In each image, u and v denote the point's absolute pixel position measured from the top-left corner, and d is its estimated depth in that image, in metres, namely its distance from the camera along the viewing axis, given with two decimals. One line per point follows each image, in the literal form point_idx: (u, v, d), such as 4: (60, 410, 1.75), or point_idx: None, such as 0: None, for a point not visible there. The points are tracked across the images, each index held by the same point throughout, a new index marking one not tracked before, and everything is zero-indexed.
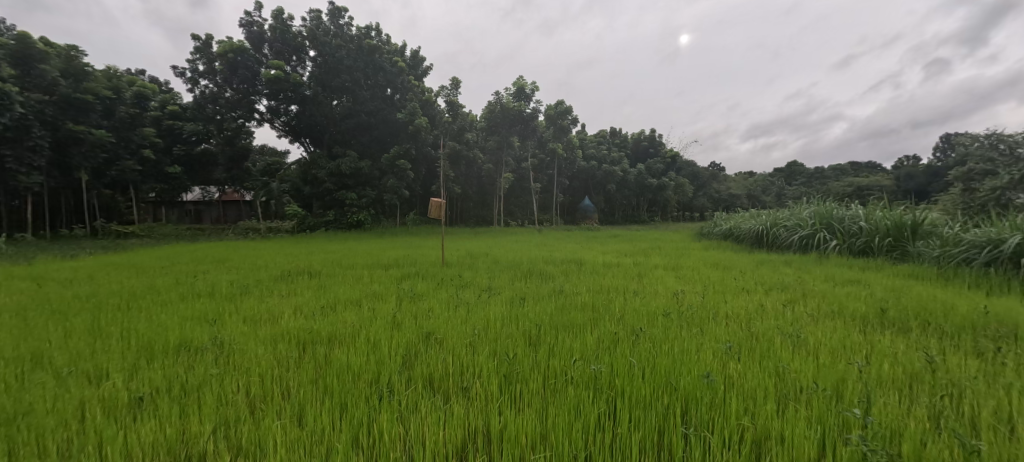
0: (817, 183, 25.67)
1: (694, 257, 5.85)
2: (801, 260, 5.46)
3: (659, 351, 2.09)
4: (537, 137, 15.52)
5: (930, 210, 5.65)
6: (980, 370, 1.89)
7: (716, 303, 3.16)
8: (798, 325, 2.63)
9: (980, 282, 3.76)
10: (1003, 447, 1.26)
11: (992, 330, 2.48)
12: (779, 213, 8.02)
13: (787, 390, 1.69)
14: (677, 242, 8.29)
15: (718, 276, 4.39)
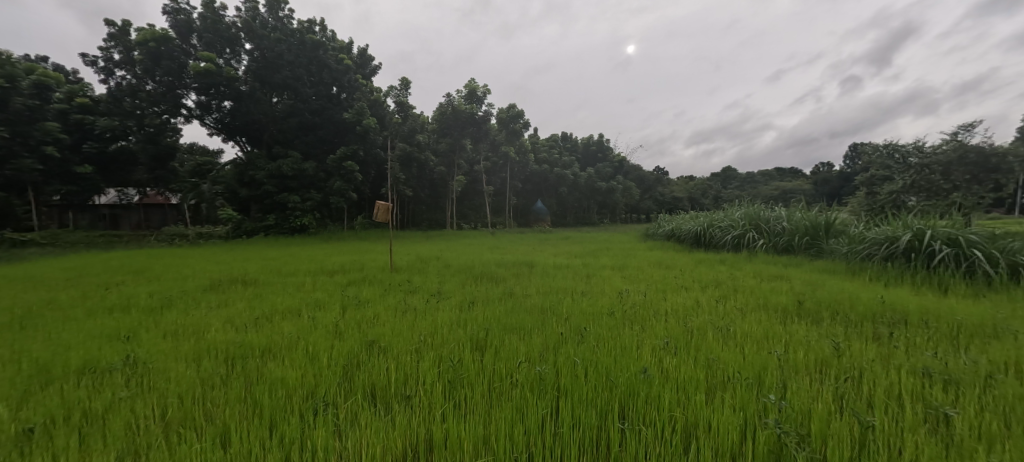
0: (750, 186, 27.59)
1: (640, 257, 6.10)
2: (734, 258, 5.87)
3: (601, 349, 2.17)
4: (489, 140, 15.49)
5: (840, 212, 6.29)
6: (878, 353, 2.12)
7: (656, 301, 3.33)
8: (728, 319, 2.83)
9: (879, 274, 4.24)
10: (897, 420, 1.42)
11: (888, 317, 2.80)
12: (714, 215, 8.57)
13: (714, 380, 1.81)
14: (627, 243, 8.60)
15: (660, 275, 4.60)
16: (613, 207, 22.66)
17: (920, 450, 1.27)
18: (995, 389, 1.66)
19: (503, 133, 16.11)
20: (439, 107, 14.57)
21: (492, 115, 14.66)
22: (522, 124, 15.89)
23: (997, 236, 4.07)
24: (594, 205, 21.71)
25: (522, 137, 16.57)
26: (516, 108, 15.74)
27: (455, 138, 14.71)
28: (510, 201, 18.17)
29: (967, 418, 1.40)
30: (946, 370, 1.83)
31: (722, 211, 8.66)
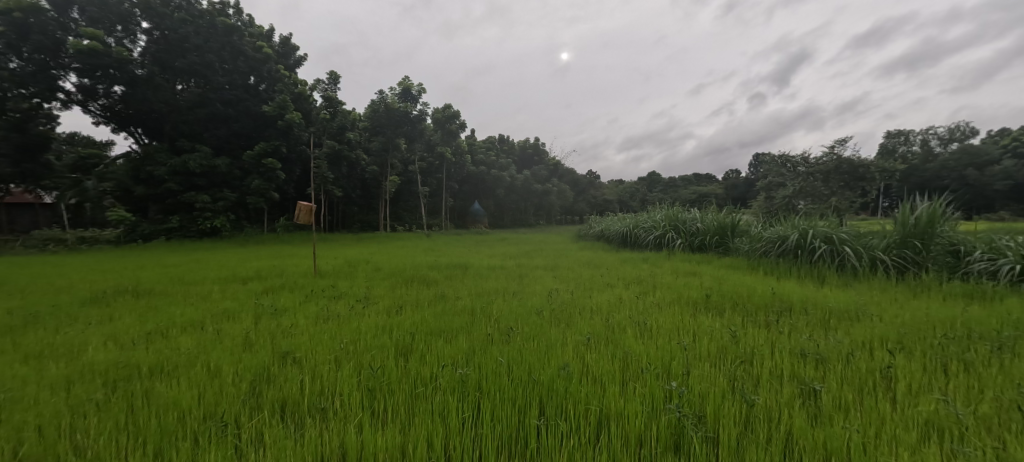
0: (673, 189, 29.65)
1: (572, 257, 6.31)
2: (656, 257, 6.26)
3: (525, 349, 2.21)
4: (425, 140, 15.10)
5: (743, 214, 6.97)
6: (767, 338, 2.39)
7: (584, 299, 3.46)
8: (646, 314, 3.01)
9: (774, 269, 4.77)
10: (778, 397, 1.61)
11: (777, 307, 3.16)
12: (639, 217, 9.11)
13: (628, 372, 1.92)
14: (562, 244, 8.82)
15: (589, 274, 4.79)
16: (549, 210, 23.14)
17: (794, 420, 1.45)
18: (855, 364, 1.94)
19: (439, 133, 15.96)
20: (372, 103, 14.02)
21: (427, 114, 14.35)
22: (458, 125, 15.76)
23: (862, 234, 4.74)
24: (530, 206, 22.01)
25: (457, 138, 16.44)
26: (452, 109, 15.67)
27: (389, 136, 13.92)
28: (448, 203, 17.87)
29: (831, 391, 1.62)
30: (819, 350, 2.11)
31: (645, 212, 9.22)
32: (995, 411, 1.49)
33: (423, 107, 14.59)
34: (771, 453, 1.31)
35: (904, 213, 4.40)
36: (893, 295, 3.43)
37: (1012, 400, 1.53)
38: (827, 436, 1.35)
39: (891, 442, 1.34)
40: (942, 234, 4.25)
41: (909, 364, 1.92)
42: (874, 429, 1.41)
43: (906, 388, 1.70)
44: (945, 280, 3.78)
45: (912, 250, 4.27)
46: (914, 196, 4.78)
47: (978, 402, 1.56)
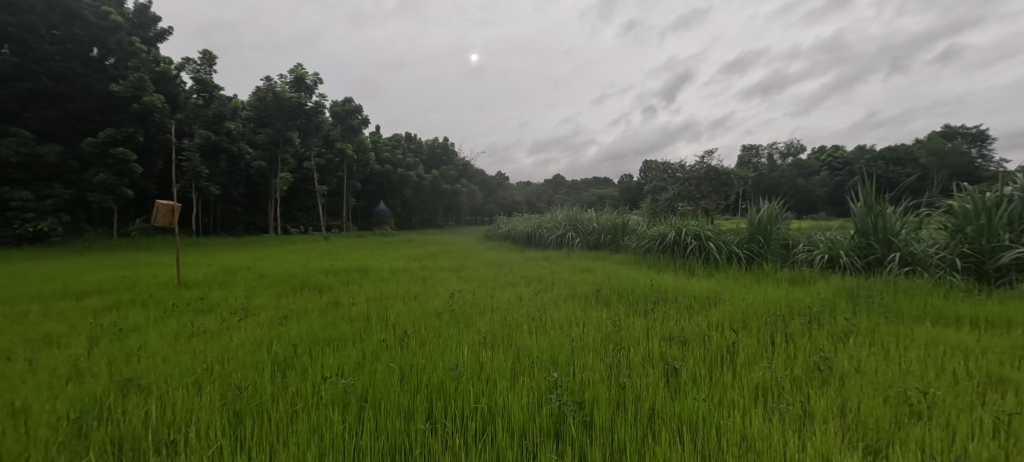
0: (576, 191, 31.29)
1: (477, 257, 6.34)
2: (556, 255, 6.58)
3: (418, 352, 2.16)
4: (321, 134, 13.92)
5: (631, 215, 7.61)
6: (644, 325, 2.64)
7: (484, 299, 3.49)
8: (543, 310, 3.13)
9: (655, 263, 5.31)
10: (647, 378, 1.79)
11: (655, 297, 3.51)
12: (542, 217, 9.49)
13: (518, 367, 1.99)
14: (465, 244, 8.81)
15: (492, 273, 4.85)
16: (461, 210, 22.45)
17: (658, 397, 1.62)
18: (710, 343, 2.24)
19: (339, 128, 14.87)
20: (257, 91, 12.51)
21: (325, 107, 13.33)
22: (360, 120, 14.93)
23: (722, 231, 5.49)
24: (439, 207, 21.40)
25: (359, 134, 15.44)
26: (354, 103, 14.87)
27: (279, 128, 12.63)
28: (349, 202, 16.73)
29: (688, 369, 1.86)
30: (684, 334, 2.39)
31: (548, 213, 9.62)
32: (805, 372, 1.84)
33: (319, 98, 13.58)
34: (638, 427, 1.45)
35: (751, 214, 5.20)
36: (744, 283, 4.04)
37: (815, 361, 1.91)
38: (681, 406, 1.55)
39: (730, 405, 1.59)
40: (778, 231, 5.10)
41: (749, 339, 2.28)
42: (719, 396, 1.64)
43: (744, 359, 2.02)
44: (778, 268, 4.56)
45: (757, 245, 5.06)
46: (761, 199, 5.65)
47: (794, 366, 1.91)
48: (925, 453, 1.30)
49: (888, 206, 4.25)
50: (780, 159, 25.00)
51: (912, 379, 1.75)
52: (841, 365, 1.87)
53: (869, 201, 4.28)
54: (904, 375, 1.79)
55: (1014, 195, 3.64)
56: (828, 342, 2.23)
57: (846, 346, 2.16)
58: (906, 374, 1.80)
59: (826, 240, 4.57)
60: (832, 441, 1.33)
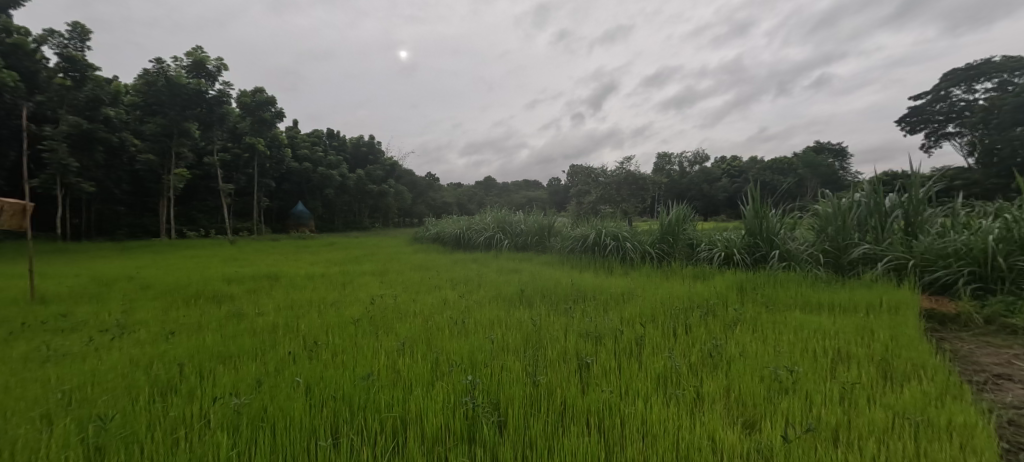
0: (505, 193, 31.36)
1: (403, 260, 6.14)
2: (484, 257, 6.55)
3: (328, 363, 2.04)
4: (225, 127, 12.49)
5: (557, 217, 7.83)
6: (563, 323, 2.73)
7: (407, 303, 3.38)
8: (467, 313, 3.11)
9: (577, 263, 5.52)
10: (559, 374, 1.85)
11: (575, 296, 3.64)
12: (470, 219, 9.39)
13: (434, 371, 1.96)
14: (390, 247, 8.46)
15: (418, 277, 4.72)
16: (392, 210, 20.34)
17: (568, 392, 1.68)
18: (622, 338, 2.37)
19: (248, 121, 13.27)
20: (144, 73, 10.81)
21: (229, 96, 12.02)
22: (273, 112, 13.69)
23: (637, 232, 5.87)
24: (365, 207, 19.57)
25: (273, 129, 13.87)
26: (265, 93, 13.39)
27: (173, 117, 11.11)
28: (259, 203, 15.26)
29: (598, 364, 1.96)
30: (598, 330, 2.51)
31: (478, 215, 9.55)
32: (700, 359, 2.03)
33: (223, 86, 12.26)
34: (549, 423, 1.49)
35: (662, 217, 5.63)
36: (655, 279, 4.34)
37: (708, 350, 2.11)
38: (590, 400, 1.62)
39: (633, 394, 1.70)
40: (685, 232, 5.53)
41: (655, 332, 2.46)
42: (625, 387, 1.75)
43: (649, 350, 2.18)
44: (684, 265, 4.97)
45: (666, 244, 5.48)
46: (672, 202, 6.10)
47: (691, 355, 2.09)
48: (788, 422, 1.50)
49: (770, 210, 4.85)
50: (691, 167, 27.21)
51: (783, 360, 2.00)
52: (728, 351, 2.09)
53: (756, 205, 4.85)
54: (778, 357, 2.04)
55: (863, 200, 4.32)
56: (721, 331, 2.48)
57: (735, 333, 2.42)
58: (779, 356, 2.05)
59: (723, 240, 5.07)
60: (716, 418, 1.47)
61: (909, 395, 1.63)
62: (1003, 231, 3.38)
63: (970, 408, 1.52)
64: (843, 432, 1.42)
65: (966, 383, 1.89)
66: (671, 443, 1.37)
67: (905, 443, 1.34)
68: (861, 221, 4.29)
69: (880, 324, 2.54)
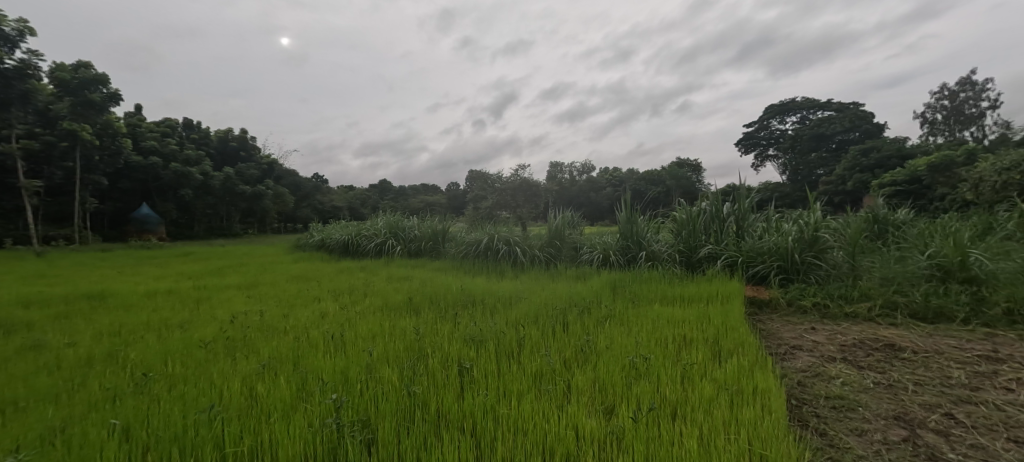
0: (401, 196, 30.32)
1: (278, 271, 5.52)
2: (374, 264, 6.17)
3: (165, 397, 1.78)
4: (31, 107, 9.91)
5: (453, 222, 7.76)
6: (447, 329, 2.72)
7: (278, 319, 3.07)
8: (346, 324, 2.93)
9: (471, 268, 5.54)
10: (433, 384, 1.86)
11: (466, 301, 3.67)
12: (359, 225, 8.73)
13: (302, 393, 1.82)
14: (266, 256, 7.54)
15: (293, 288, 4.30)
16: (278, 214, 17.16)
17: (441, 400, 1.71)
18: (503, 340, 2.46)
19: (67, 103, 10.69)
20: None
21: (38, 69, 9.64)
22: (104, 94, 11.29)
23: (527, 237, 6.11)
24: (235, 211, 16.65)
25: (105, 115, 11.44)
26: (92, 69, 11.01)
27: None
28: (84, 204, 12.38)
29: (477, 368, 2.02)
30: (481, 333, 2.56)
31: (368, 220, 8.91)
32: (571, 354, 2.22)
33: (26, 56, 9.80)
34: (418, 434, 1.50)
35: (549, 222, 5.97)
36: (541, 282, 4.58)
37: (579, 346, 2.30)
38: (462, 406, 1.67)
39: (508, 394, 1.78)
40: (570, 236, 5.91)
41: (536, 332, 2.59)
42: (498, 389, 1.83)
43: (527, 350, 2.30)
44: (568, 267, 5.30)
45: (553, 248, 5.83)
46: (560, 209, 6.47)
47: (565, 352, 2.25)
48: (640, 403, 1.71)
49: (639, 216, 5.45)
50: (580, 174, 28.87)
51: (640, 349, 2.27)
52: (596, 345, 2.31)
53: (628, 212, 5.40)
54: (636, 347, 2.31)
55: (708, 208, 5.09)
56: (593, 327, 2.72)
57: (605, 328, 2.67)
58: (637, 346, 2.33)
59: (602, 243, 5.56)
60: (580, 408, 1.62)
61: (730, 369, 1.98)
62: (798, 232, 4.26)
63: (769, 375, 1.91)
64: (676, 406, 1.67)
65: (770, 355, 2.36)
66: (540, 437, 1.48)
67: (724, 410, 1.62)
68: (706, 225, 5.04)
69: (716, 311, 3.02)
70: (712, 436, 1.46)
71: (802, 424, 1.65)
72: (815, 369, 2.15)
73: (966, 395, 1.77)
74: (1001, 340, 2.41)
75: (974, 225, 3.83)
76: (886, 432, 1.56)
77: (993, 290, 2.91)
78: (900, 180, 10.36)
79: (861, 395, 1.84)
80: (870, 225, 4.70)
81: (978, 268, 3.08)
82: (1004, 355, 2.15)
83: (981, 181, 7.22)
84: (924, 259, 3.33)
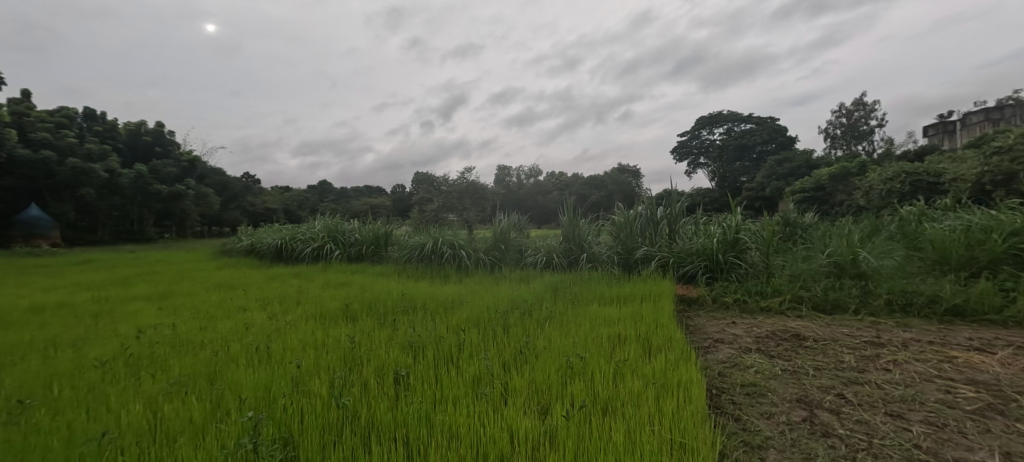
0: (342, 197, 29.10)
1: (199, 279, 5.07)
2: (310, 270, 5.84)
3: (51, 428, 1.59)
4: None
5: (396, 225, 7.52)
6: (383, 335, 2.64)
7: (195, 331, 2.82)
8: (274, 333, 2.75)
9: (414, 272, 5.41)
10: (365, 395, 1.80)
11: (406, 307, 3.57)
12: (294, 229, 8.22)
13: (220, 413, 1.70)
14: (186, 263, 6.89)
15: (214, 298, 3.96)
16: (216, 218, 14.35)
17: (372, 411, 1.67)
18: (442, 344, 2.43)
19: None
20: None
21: None
22: None
23: (473, 240, 6.07)
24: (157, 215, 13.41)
25: None
26: None
27: None
28: None
29: (413, 375, 1.98)
30: (420, 339, 2.51)
31: (303, 223, 8.41)
32: (511, 356, 2.24)
33: None
34: (346, 448, 1.46)
35: (494, 226, 5.98)
36: (485, 285, 4.57)
37: (518, 348, 2.32)
38: (395, 414, 1.64)
39: (444, 400, 1.77)
40: (515, 240, 5.95)
41: (476, 336, 2.58)
42: (433, 396, 1.81)
43: (467, 354, 2.29)
44: (513, 270, 5.33)
45: (498, 251, 5.85)
46: (504, 212, 6.48)
47: (504, 354, 2.27)
48: (573, 402, 1.77)
49: (581, 219, 5.60)
50: (528, 178, 28.99)
51: (577, 349, 2.34)
52: (535, 347, 2.35)
53: (571, 215, 5.54)
54: (574, 347, 2.38)
55: (644, 212, 5.34)
56: (533, 328, 2.76)
57: (545, 330, 2.72)
58: (574, 346, 2.39)
59: (546, 246, 5.65)
60: (516, 410, 1.64)
61: (658, 364, 2.10)
62: (722, 234, 4.60)
63: (692, 367, 2.04)
64: (606, 402, 1.74)
65: (695, 349, 2.52)
66: (474, 442, 1.48)
67: (651, 403, 1.72)
68: (643, 228, 5.28)
69: (649, 310, 3.17)
70: (638, 429, 1.54)
71: (720, 411, 1.78)
72: (733, 359, 2.34)
73: (854, 377, 2.00)
74: (885, 327, 2.74)
75: (865, 226, 4.33)
76: (789, 413, 1.73)
77: (877, 284, 3.31)
78: (807, 188, 11.47)
79: (770, 381, 2.02)
80: (784, 227, 5.15)
81: (866, 265, 3.49)
82: (885, 340, 2.45)
83: (871, 190, 8.19)
84: (824, 258, 3.72)
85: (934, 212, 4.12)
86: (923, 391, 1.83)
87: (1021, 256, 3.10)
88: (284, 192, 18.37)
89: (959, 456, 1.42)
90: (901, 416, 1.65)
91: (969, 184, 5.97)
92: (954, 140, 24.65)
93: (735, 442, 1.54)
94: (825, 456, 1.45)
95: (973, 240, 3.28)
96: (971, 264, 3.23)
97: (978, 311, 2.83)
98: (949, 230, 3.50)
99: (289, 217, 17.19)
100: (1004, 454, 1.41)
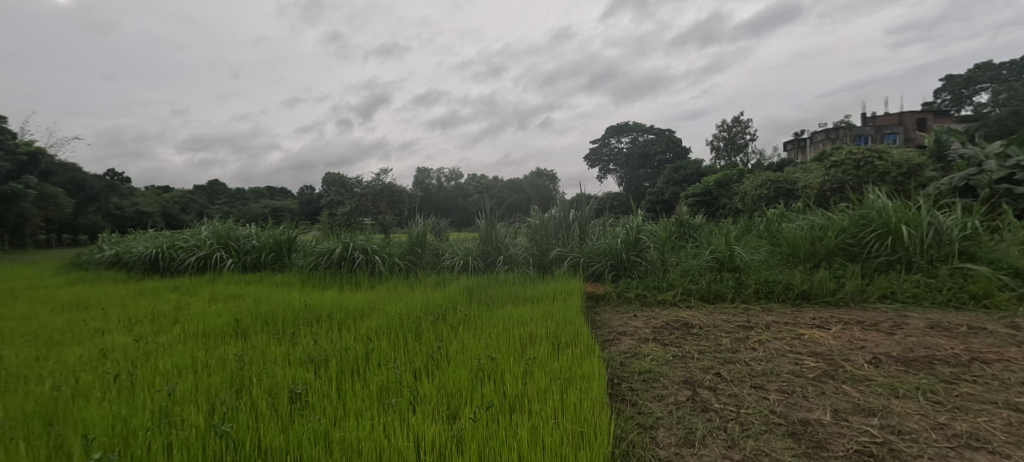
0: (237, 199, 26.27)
1: (42, 299, 4.26)
2: (194, 283, 5.20)
3: None
4: None
5: (301, 230, 6.96)
6: (278, 351, 2.44)
7: (31, 363, 2.36)
8: (141, 358, 2.41)
9: (320, 281, 5.06)
10: (252, 421, 1.67)
11: (308, 319, 3.33)
12: (174, 236, 7.23)
13: (61, 460, 1.46)
14: (25, 279, 5.74)
15: (60, 322, 3.34)
16: (68, 224, 11.63)
17: (261, 438, 1.55)
18: (347, 356, 2.32)
19: None
20: None
21: None
22: None
23: (387, 244, 5.85)
24: None
25: None
26: None
27: None
28: None
29: (311, 392, 1.87)
30: (322, 353, 2.36)
31: (186, 230, 7.44)
32: (422, 363, 2.20)
33: None
34: None
35: (410, 229, 5.81)
36: (399, 291, 4.44)
37: (429, 354, 2.29)
38: (288, 438, 1.54)
39: (344, 416, 1.70)
40: (430, 245, 5.84)
41: (386, 344, 2.50)
42: (332, 412, 1.72)
43: (373, 364, 2.20)
44: (428, 275, 5.24)
45: (414, 255, 5.71)
46: (419, 215, 6.33)
47: (414, 361, 2.23)
48: (481, 403, 1.80)
49: (498, 222, 5.65)
50: (446, 181, 28.51)
51: (489, 351, 2.37)
52: (447, 351, 2.33)
53: (487, 219, 5.57)
54: (486, 348, 2.41)
55: (557, 214, 5.56)
56: (446, 333, 2.73)
57: (459, 334, 2.71)
58: (486, 347, 2.42)
59: (463, 249, 5.64)
60: (422, 418, 1.63)
61: (564, 359, 2.20)
62: (625, 235, 4.95)
63: (595, 360, 2.17)
64: (512, 402, 1.79)
65: (599, 342, 2.69)
66: (375, 456, 1.44)
67: (556, 396, 1.81)
68: (556, 231, 5.50)
69: (559, 309, 3.30)
70: (542, 424, 1.60)
71: (619, 398, 1.92)
72: (632, 350, 2.53)
73: (729, 357, 2.27)
74: (753, 312, 3.16)
75: (741, 226, 4.95)
76: (676, 394, 1.92)
77: (748, 275, 3.79)
78: (697, 194, 12.78)
79: (662, 367, 2.22)
80: (678, 228, 5.67)
81: (740, 260, 3.98)
82: (753, 323, 2.83)
83: (745, 196, 9.37)
84: (708, 255, 4.18)
85: (791, 214, 4.82)
86: (779, 365, 2.14)
87: (848, 248, 3.77)
88: (163, 193, 16.14)
89: (802, 416, 1.68)
90: (761, 388, 1.91)
91: (815, 191, 7.04)
92: (806, 154, 29.25)
93: (629, 425, 1.68)
94: (703, 428, 1.63)
95: (816, 236, 3.90)
96: (815, 256, 3.84)
97: (820, 294, 3.37)
98: (799, 229, 4.11)
99: (169, 222, 15.08)
100: (834, 412, 1.70)
